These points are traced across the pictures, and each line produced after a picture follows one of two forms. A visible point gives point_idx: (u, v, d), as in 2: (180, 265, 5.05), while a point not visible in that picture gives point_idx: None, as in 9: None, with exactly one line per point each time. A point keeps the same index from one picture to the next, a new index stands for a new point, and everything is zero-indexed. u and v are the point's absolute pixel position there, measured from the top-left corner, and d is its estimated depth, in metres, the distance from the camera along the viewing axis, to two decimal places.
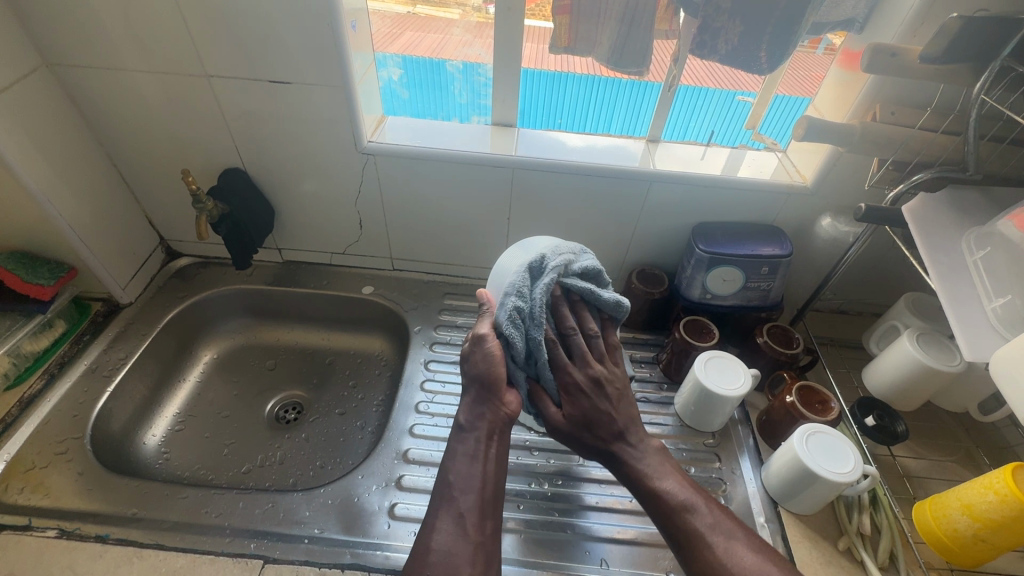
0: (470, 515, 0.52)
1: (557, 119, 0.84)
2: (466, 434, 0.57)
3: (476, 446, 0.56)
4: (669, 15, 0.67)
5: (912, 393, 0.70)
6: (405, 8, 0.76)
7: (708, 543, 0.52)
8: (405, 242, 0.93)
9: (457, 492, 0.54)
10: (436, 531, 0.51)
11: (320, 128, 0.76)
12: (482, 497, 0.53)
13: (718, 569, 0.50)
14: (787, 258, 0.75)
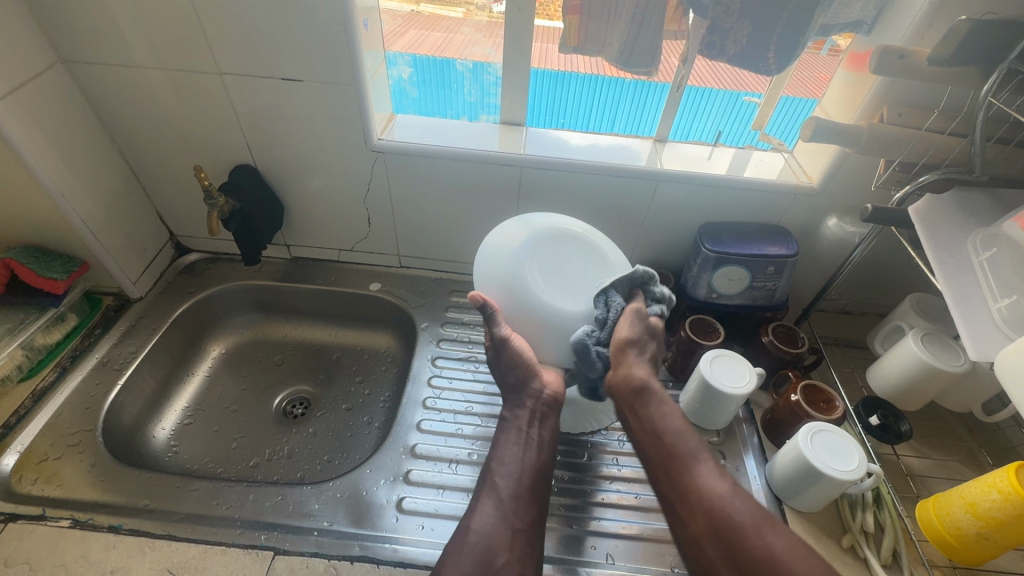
0: (509, 500, 0.57)
1: (563, 119, 0.85)
2: (511, 427, 0.64)
3: (519, 438, 0.63)
4: (679, 16, 0.68)
5: (917, 393, 0.70)
6: (411, 6, 0.77)
7: (711, 482, 0.52)
8: (412, 240, 0.93)
9: (499, 479, 0.59)
10: (474, 513, 0.57)
11: (330, 126, 0.77)
12: (521, 485, 0.59)
13: (714, 505, 0.51)
14: (793, 258, 0.75)
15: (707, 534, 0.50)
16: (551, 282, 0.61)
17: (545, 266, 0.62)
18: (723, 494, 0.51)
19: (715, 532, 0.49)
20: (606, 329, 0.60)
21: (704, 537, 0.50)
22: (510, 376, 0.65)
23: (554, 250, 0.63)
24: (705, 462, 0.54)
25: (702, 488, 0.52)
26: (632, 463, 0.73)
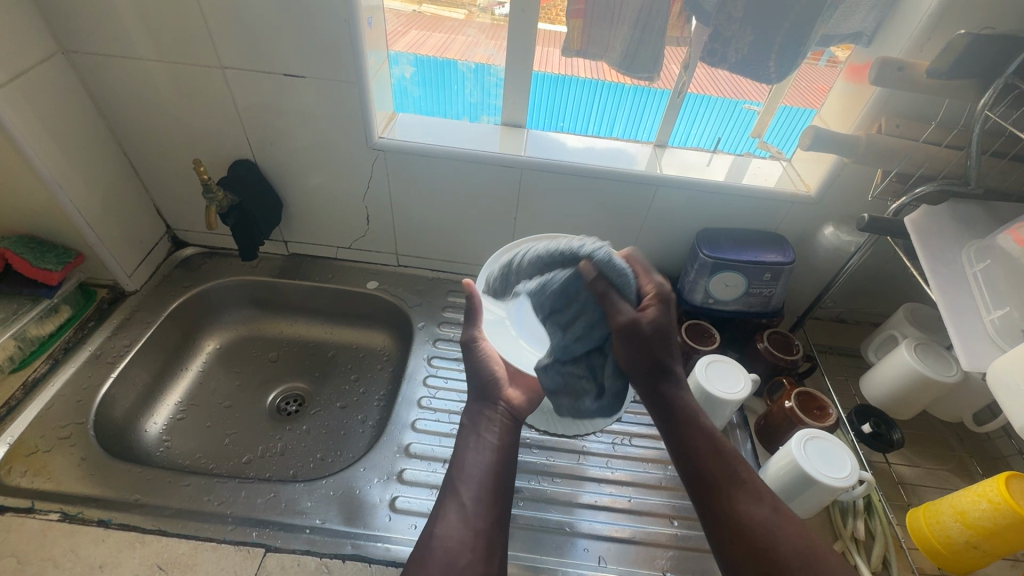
0: (471, 503, 0.57)
1: (562, 121, 0.85)
2: (467, 431, 0.64)
3: (477, 440, 0.63)
4: (681, 23, 0.69)
5: (909, 401, 0.71)
6: (413, 7, 0.77)
7: (749, 509, 0.54)
8: (410, 239, 0.93)
9: (461, 484, 0.59)
10: (439, 513, 0.57)
11: (332, 123, 0.77)
12: (483, 486, 0.59)
13: (759, 533, 0.53)
14: (789, 265, 0.76)
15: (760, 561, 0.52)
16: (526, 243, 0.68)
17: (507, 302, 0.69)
18: (767, 522, 0.53)
19: (758, 557, 0.52)
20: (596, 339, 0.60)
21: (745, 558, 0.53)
22: (478, 380, 0.66)
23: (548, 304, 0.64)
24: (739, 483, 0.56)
25: (746, 517, 0.54)
26: (626, 467, 0.74)
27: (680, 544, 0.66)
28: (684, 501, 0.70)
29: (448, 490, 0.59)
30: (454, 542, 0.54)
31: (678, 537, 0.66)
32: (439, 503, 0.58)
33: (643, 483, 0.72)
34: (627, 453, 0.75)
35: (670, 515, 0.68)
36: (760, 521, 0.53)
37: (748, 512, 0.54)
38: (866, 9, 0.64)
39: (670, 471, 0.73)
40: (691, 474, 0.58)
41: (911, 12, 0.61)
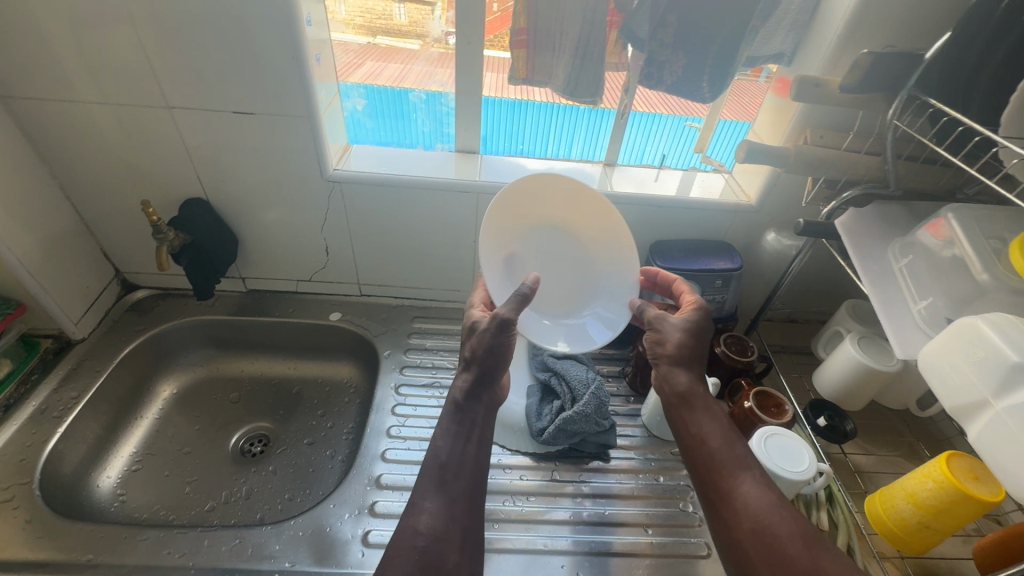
0: (461, 498, 0.53)
1: (523, 143, 0.88)
2: (465, 411, 0.59)
3: (471, 427, 0.59)
4: (619, 49, 0.72)
5: (857, 394, 0.75)
6: (367, 39, 0.78)
7: (755, 496, 0.53)
8: (371, 268, 0.93)
9: (450, 476, 0.54)
10: (418, 503, 0.52)
11: (285, 158, 0.77)
12: (473, 480, 0.55)
13: (762, 520, 0.51)
14: (738, 270, 0.80)
15: (762, 552, 0.50)
16: (571, 204, 0.68)
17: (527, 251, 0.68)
18: (767, 508, 0.52)
19: (768, 548, 0.50)
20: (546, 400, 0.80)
21: (751, 548, 0.51)
22: (492, 365, 0.60)
23: (569, 273, 0.71)
24: (748, 475, 0.55)
25: (749, 503, 0.53)
26: (600, 480, 0.74)
27: (657, 552, 0.66)
28: (658, 509, 0.71)
29: (436, 480, 0.54)
30: (432, 538, 0.49)
31: (655, 545, 0.67)
32: (422, 491, 0.53)
33: (617, 495, 0.73)
34: (599, 466, 0.76)
35: (645, 523, 0.69)
36: (765, 513, 0.52)
37: (749, 503, 0.53)
38: (784, 32, 0.69)
39: (642, 480, 0.74)
40: (702, 469, 0.58)
41: (823, 34, 0.67)
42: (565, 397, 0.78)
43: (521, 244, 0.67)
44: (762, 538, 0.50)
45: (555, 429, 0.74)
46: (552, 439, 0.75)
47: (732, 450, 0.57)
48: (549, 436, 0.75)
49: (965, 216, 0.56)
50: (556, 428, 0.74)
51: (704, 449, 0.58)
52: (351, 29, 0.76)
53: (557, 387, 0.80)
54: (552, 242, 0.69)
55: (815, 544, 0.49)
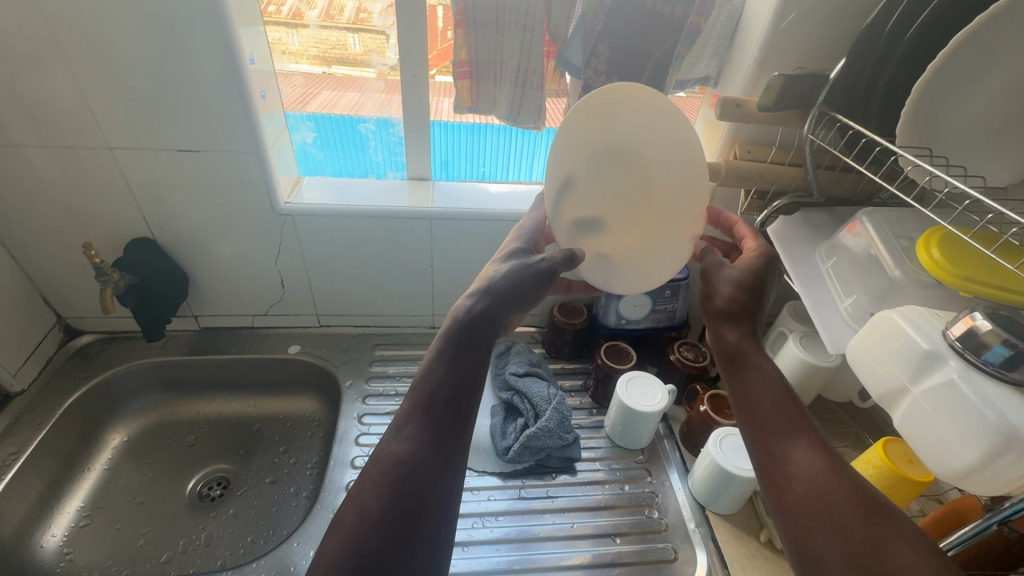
0: (447, 428, 0.45)
1: (484, 167, 0.91)
2: (469, 330, 0.50)
3: (474, 350, 0.49)
4: (557, 77, 0.77)
5: (804, 389, 0.79)
6: (323, 69, 0.80)
7: (807, 461, 0.43)
8: (329, 298, 0.93)
9: (439, 403, 0.46)
10: (399, 429, 0.45)
11: (234, 193, 0.77)
12: (464, 409, 0.46)
13: (811, 487, 0.42)
14: (685, 280, 0.84)
15: (808, 520, 0.41)
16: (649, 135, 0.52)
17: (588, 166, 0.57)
18: (819, 477, 0.42)
19: (816, 517, 0.41)
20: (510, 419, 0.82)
21: (799, 515, 0.41)
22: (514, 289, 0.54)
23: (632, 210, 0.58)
24: (805, 436, 0.45)
25: (797, 467, 0.43)
26: (567, 493, 0.75)
27: (625, 561, 0.67)
28: (624, 518, 0.72)
29: (421, 410, 0.46)
30: (403, 471, 0.43)
31: (623, 554, 0.68)
32: (406, 419, 0.46)
33: (585, 507, 0.73)
34: (566, 480, 0.76)
35: (613, 533, 0.70)
36: (823, 476, 0.42)
37: (806, 465, 0.43)
38: (707, 57, 0.75)
39: (608, 490, 0.76)
40: (750, 415, 0.48)
41: (740, 58, 0.72)
42: (527, 415, 0.80)
43: (581, 166, 0.57)
44: (819, 507, 0.41)
45: (519, 448, 0.76)
46: (518, 459, 0.76)
47: (790, 401, 0.47)
48: (514, 455, 0.76)
49: (878, 219, 0.61)
50: (520, 447, 0.76)
51: (752, 399, 0.48)
52: (307, 60, 0.78)
53: (519, 404, 0.81)
54: (619, 165, 0.55)
55: (879, 525, 0.39)
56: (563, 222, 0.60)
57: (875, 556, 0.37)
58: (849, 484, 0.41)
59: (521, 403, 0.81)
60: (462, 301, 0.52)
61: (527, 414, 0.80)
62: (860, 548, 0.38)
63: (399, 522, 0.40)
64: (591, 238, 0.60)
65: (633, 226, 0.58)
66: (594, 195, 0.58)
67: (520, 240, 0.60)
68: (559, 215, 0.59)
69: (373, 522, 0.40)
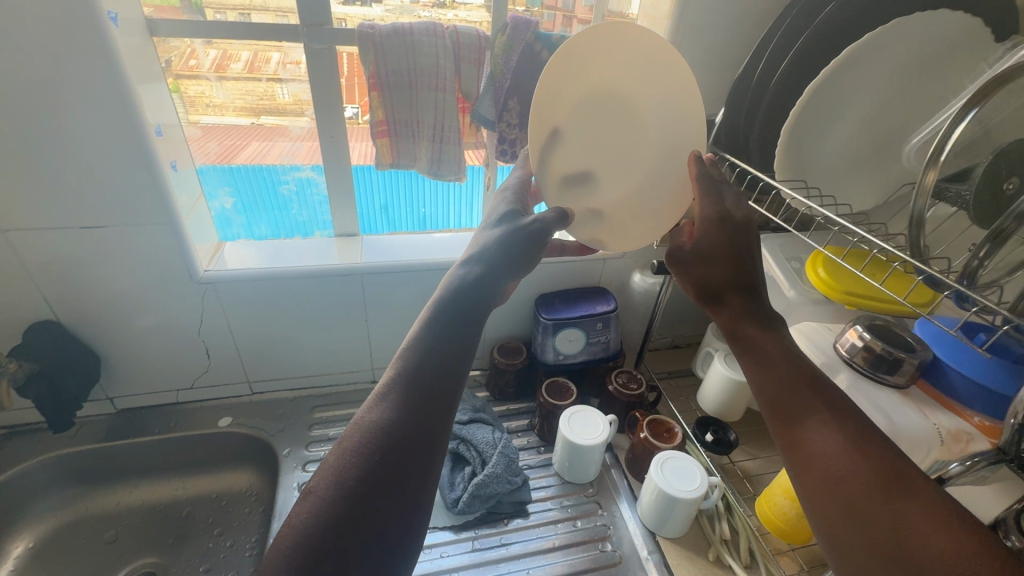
0: (431, 396, 0.42)
1: (423, 207, 0.92)
2: (455, 303, 0.47)
3: (459, 322, 0.46)
4: (474, 130, 0.80)
5: (734, 404, 0.84)
6: (251, 120, 0.78)
7: (826, 440, 0.38)
8: (260, 363, 0.89)
9: (423, 371, 0.43)
10: (380, 397, 0.41)
11: (148, 266, 0.74)
12: (448, 379, 0.43)
13: (831, 468, 0.37)
14: (614, 311, 0.88)
15: (832, 502, 0.36)
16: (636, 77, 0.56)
17: (578, 115, 0.57)
18: (840, 456, 0.37)
19: (840, 501, 0.36)
20: (457, 468, 0.80)
21: (820, 499, 0.37)
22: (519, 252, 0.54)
23: (615, 158, 0.61)
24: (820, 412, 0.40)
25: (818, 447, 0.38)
26: (521, 538, 0.74)
27: None
28: (579, 555, 0.72)
29: (404, 381, 0.42)
30: (381, 439, 0.39)
31: None
32: (387, 388, 0.42)
33: (539, 550, 0.73)
34: (519, 525, 0.76)
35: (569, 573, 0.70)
36: (841, 458, 0.37)
37: (822, 446, 0.38)
38: None
39: (562, 529, 0.75)
40: (763, 391, 0.43)
41: None
42: (473, 462, 0.79)
43: (570, 118, 0.57)
44: (839, 492, 0.36)
45: (468, 499, 0.74)
46: (468, 509, 0.75)
47: (806, 373, 0.42)
48: (464, 506, 0.74)
49: (772, 245, 0.67)
50: (470, 497, 0.74)
51: (761, 377, 0.44)
52: (233, 111, 0.77)
53: (464, 452, 0.80)
54: (606, 112, 0.58)
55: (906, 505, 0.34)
56: (552, 177, 0.60)
57: (901, 544, 0.33)
58: (871, 462, 0.36)
59: (466, 452, 0.80)
60: (451, 273, 0.51)
61: (473, 462, 0.79)
62: (883, 536, 0.34)
63: (372, 497, 0.36)
64: (579, 192, 0.61)
65: (620, 172, 0.62)
66: (580, 148, 0.59)
67: (507, 202, 0.60)
68: (547, 169, 0.59)
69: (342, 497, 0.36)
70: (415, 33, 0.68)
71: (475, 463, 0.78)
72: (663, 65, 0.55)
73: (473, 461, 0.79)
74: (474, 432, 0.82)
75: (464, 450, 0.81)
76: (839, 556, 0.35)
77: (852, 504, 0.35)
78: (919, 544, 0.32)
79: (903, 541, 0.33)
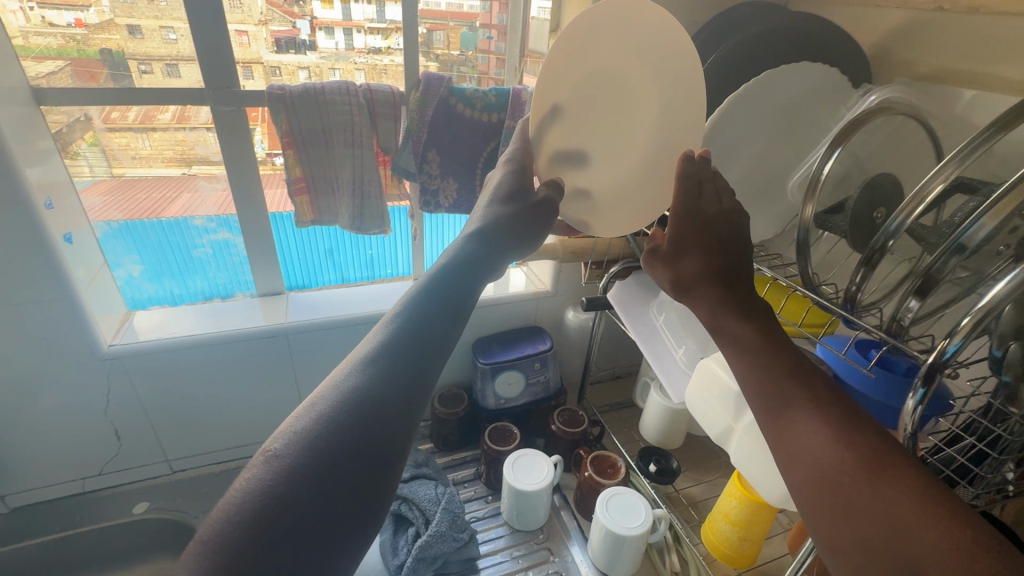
0: (419, 367, 0.32)
1: (370, 248, 0.91)
2: (451, 269, 0.37)
3: (456, 288, 0.36)
4: (396, 182, 0.81)
5: (674, 432, 0.86)
6: (183, 170, 0.75)
7: (812, 430, 0.33)
8: (180, 439, 0.83)
9: (410, 338, 0.33)
10: (363, 362, 0.31)
11: (42, 346, 0.68)
12: (439, 351, 0.33)
13: (819, 461, 0.31)
14: (550, 350, 0.89)
15: (821, 499, 0.31)
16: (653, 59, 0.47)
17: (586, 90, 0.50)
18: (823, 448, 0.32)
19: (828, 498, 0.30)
20: (400, 531, 0.76)
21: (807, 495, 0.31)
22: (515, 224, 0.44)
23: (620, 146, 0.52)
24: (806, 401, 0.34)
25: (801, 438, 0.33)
26: None
27: None
28: None
29: (396, 346, 0.32)
30: (366, 409, 0.29)
31: None
32: (376, 352, 0.32)
33: None
34: None
35: None
36: (823, 448, 0.32)
37: (805, 438, 0.33)
38: None
39: None
40: (745, 382, 0.38)
41: None
42: (416, 523, 0.75)
43: (572, 96, 0.50)
44: (824, 488, 0.31)
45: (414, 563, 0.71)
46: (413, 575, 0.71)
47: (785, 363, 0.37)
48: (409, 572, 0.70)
49: None
50: (415, 561, 0.71)
51: (740, 369, 0.38)
52: (163, 163, 0.74)
53: (407, 513, 0.77)
54: (608, 96, 0.51)
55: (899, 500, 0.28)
56: (541, 151, 0.52)
57: (895, 542, 0.27)
58: (857, 452, 0.31)
59: (409, 513, 0.77)
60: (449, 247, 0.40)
61: (416, 522, 0.75)
62: (871, 535, 0.28)
63: (348, 483, 0.27)
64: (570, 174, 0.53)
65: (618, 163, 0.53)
66: (582, 127, 0.52)
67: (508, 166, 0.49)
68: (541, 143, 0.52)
69: (306, 479, 0.26)
70: (327, 92, 0.68)
71: (418, 523, 0.75)
72: (669, 53, 0.47)
73: (416, 521, 0.76)
74: (415, 489, 0.79)
75: (406, 510, 0.77)
76: (831, 561, 0.30)
77: (840, 500, 0.30)
78: (911, 539, 0.27)
79: (894, 539, 0.27)
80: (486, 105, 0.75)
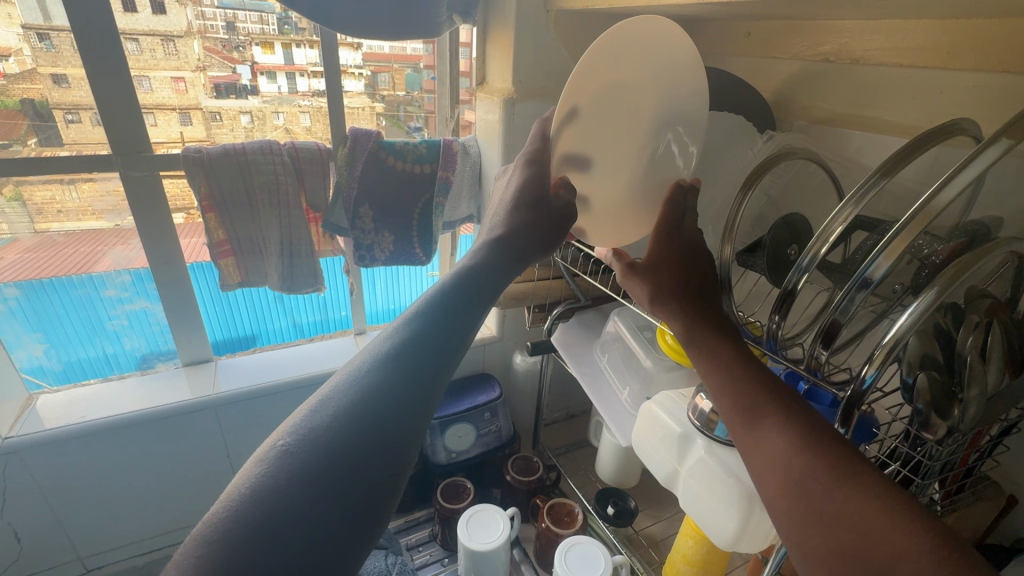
0: (428, 367, 0.30)
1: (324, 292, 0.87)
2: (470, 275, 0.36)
3: (469, 294, 0.35)
4: (327, 238, 0.78)
5: (628, 470, 0.85)
6: (101, 222, 0.69)
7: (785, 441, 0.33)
8: (96, 533, 0.74)
9: (417, 342, 0.31)
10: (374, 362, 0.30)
11: None
12: (449, 356, 0.31)
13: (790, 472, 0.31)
14: (498, 397, 0.88)
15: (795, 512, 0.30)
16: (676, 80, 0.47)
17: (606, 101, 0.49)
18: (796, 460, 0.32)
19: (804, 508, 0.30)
20: None
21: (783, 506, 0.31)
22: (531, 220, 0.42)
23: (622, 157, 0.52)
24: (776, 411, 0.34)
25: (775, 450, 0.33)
26: None
27: None
28: None
29: (407, 345, 0.31)
30: (371, 412, 0.27)
31: None
32: (390, 352, 0.30)
33: None
34: None
35: None
36: (793, 459, 0.32)
37: (777, 454, 0.32)
38: (466, 201, 0.83)
39: None
40: (720, 396, 0.38)
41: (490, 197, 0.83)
42: None
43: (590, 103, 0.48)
44: (797, 497, 0.31)
45: None
46: None
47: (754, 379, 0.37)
48: None
49: (626, 317, 0.72)
50: None
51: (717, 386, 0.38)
52: (84, 214, 0.68)
53: None
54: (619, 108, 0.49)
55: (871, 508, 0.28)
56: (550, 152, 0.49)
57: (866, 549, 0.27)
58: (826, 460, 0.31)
59: None
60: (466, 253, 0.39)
61: None
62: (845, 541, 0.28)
63: (350, 483, 0.25)
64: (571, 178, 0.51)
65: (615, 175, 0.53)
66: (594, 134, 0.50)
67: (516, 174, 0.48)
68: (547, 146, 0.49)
69: (305, 483, 0.24)
70: (248, 152, 0.66)
71: None
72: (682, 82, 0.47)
73: None
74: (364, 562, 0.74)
75: None
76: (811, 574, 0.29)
77: (818, 513, 0.29)
78: (882, 543, 0.27)
79: (868, 549, 0.27)
80: (417, 157, 0.75)
